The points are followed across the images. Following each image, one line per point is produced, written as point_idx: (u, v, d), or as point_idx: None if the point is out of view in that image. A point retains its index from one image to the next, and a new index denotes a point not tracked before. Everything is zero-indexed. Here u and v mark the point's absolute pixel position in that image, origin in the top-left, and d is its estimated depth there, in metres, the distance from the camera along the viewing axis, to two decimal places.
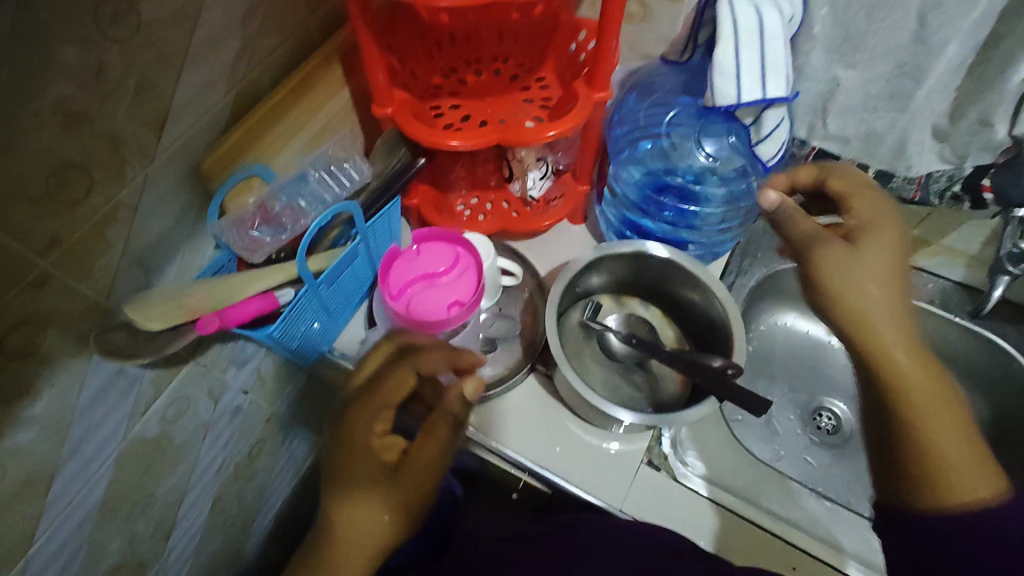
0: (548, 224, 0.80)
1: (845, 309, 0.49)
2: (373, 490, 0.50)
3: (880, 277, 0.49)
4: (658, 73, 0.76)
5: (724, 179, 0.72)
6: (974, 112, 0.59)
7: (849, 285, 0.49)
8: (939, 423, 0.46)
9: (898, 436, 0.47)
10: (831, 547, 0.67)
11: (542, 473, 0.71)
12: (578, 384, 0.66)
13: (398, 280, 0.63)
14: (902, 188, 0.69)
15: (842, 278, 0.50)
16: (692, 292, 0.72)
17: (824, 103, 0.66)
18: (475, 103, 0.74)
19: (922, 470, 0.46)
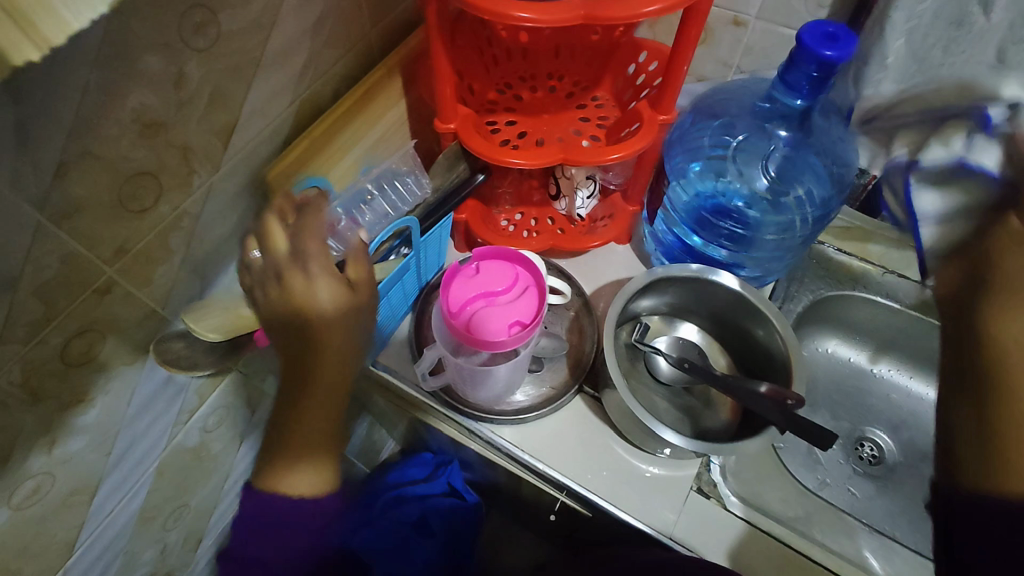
0: (596, 244, 0.81)
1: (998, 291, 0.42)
2: (346, 303, 0.49)
3: None
4: (722, 97, 0.75)
5: (783, 207, 0.71)
6: None
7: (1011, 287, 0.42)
8: None
9: (991, 437, 0.40)
10: None
11: (587, 497, 0.70)
12: (634, 406, 0.65)
13: (457, 298, 0.61)
14: None
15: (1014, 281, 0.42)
16: (748, 320, 0.72)
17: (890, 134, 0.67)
18: (531, 120, 0.74)
19: (975, 472, 0.40)
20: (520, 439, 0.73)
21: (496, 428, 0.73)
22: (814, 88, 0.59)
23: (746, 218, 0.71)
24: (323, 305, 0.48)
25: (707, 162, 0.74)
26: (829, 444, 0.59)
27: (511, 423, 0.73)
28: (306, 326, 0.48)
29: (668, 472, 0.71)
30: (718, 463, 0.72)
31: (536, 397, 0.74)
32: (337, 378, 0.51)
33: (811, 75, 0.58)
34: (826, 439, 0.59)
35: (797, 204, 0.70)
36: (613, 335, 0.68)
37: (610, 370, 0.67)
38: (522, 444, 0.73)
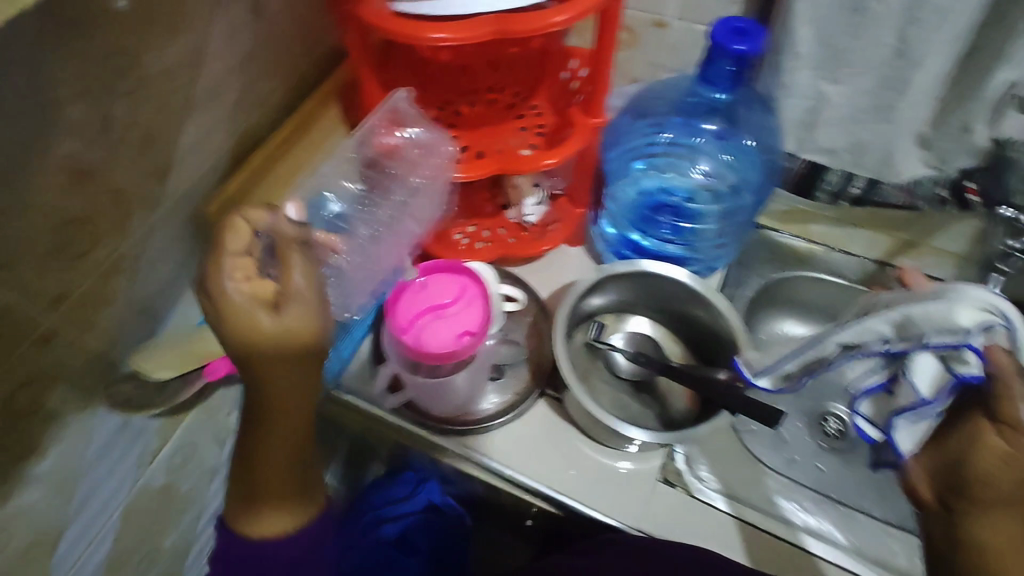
0: (547, 247, 0.82)
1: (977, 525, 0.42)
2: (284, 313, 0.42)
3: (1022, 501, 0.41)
4: (651, 97, 0.76)
5: (719, 196, 0.74)
6: (957, 118, 0.63)
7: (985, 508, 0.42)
8: None
9: None
10: (833, 547, 0.69)
11: (557, 498, 0.71)
12: (589, 403, 0.66)
13: (406, 313, 0.62)
14: (890, 195, 0.72)
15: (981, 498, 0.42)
16: (697, 309, 0.73)
17: (812, 119, 0.67)
18: (470, 133, 0.76)
19: None
20: (487, 448, 0.73)
21: (459, 439, 0.73)
22: (731, 83, 0.61)
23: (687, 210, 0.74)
24: (264, 321, 0.41)
25: (643, 160, 0.76)
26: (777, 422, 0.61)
27: (476, 434, 0.73)
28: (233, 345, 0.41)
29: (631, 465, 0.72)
30: (681, 451, 0.74)
31: (500, 405, 0.75)
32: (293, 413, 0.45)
33: (727, 70, 0.60)
34: (771, 416, 0.61)
35: (730, 192, 0.74)
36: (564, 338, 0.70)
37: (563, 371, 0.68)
38: (483, 452, 0.73)
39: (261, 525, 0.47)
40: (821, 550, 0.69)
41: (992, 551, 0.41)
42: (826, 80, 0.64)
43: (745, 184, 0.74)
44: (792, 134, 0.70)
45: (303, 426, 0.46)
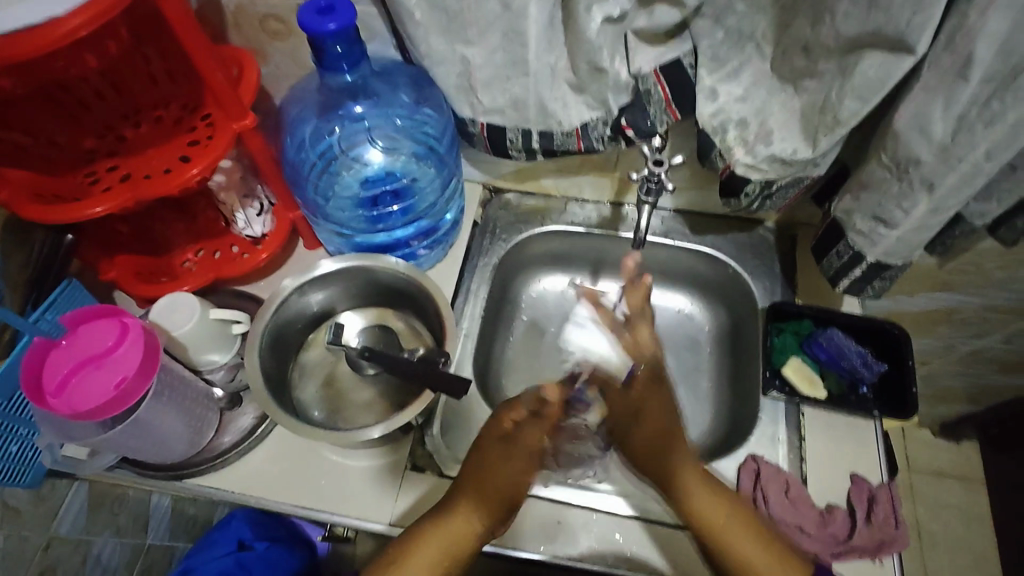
0: (264, 257, 0.78)
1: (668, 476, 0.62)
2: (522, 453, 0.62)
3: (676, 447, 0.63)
4: (307, 85, 0.73)
5: (416, 171, 0.76)
6: (585, 62, 0.62)
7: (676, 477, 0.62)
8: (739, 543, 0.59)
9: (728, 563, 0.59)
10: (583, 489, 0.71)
11: (312, 514, 0.70)
12: (281, 415, 0.63)
13: (54, 376, 0.56)
14: (567, 143, 0.72)
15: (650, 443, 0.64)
16: (412, 288, 0.74)
17: (468, 81, 0.67)
18: (134, 159, 0.68)
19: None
20: (236, 480, 0.71)
21: (197, 478, 0.71)
22: (350, 64, 0.59)
23: (391, 198, 0.76)
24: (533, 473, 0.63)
25: (332, 155, 0.75)
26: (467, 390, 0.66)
27: (223, 465, 0.71)
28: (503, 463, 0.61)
29: (371, 458, 0.72)
30: (434, 433, 0.75)
31: (243, 431, 0.73)
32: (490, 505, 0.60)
33: (340, 53, 0.58)
34: (462, 388, 0.65)
35: (416, 160, 0.76)
36: (259, 353, 0.68)
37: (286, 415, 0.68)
38: (225, 483, 0.71)
39: (423, 553, 0.58)
40: (570, 497, 0.70)
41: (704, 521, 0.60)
42: (457, 43, 0.63)
43: (429, 147, 0.75)
44: (461, 100, 0.70)
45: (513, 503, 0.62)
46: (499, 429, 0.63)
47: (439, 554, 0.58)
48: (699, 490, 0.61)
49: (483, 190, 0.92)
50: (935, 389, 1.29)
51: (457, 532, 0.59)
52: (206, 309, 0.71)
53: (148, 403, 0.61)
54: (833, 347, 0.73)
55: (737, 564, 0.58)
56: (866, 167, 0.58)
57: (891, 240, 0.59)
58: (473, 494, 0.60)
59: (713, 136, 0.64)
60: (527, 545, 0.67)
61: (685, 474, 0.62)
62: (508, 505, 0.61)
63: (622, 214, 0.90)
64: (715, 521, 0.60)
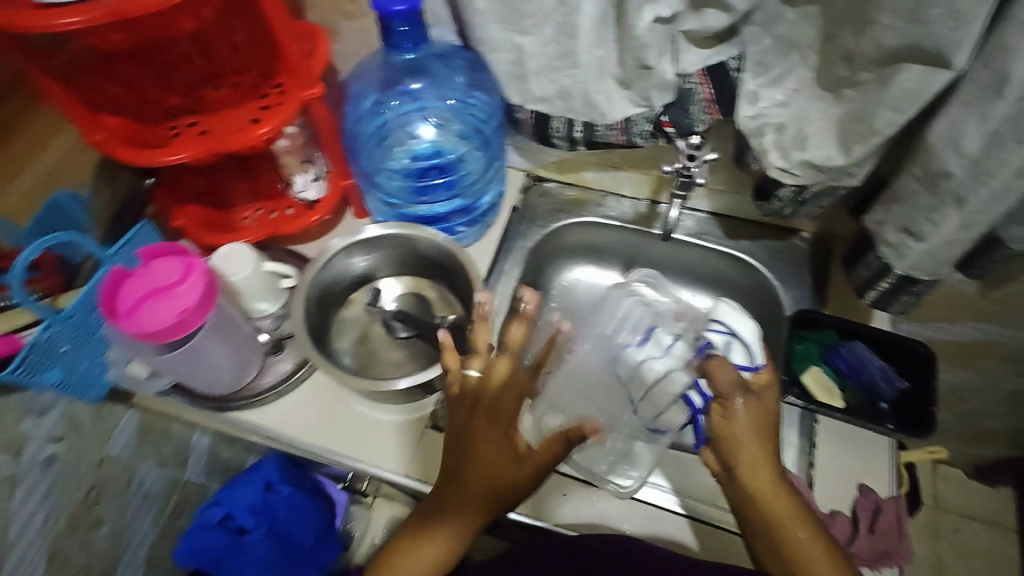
0: (316, 218, 0.83)
1: (749, 477, 0.56)
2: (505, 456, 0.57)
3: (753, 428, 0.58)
4: (369, 62, 0.79)
5: (460, 150, 0.81)
6: (632, 58, 0.65)
7: (751, 468, 0.56)
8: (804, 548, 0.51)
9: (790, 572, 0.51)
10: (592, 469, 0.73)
11: (337, 458, 0.75)
12: (320, 360, 0.69)
13: (127, 299, 0.63)
14: (609, 135, 0.76)
15: (728, 438, 0.58)
16: (448, 259, 0.78)
17: (520, 70, 0.71)
18: (213, 117, 0.75)
19: None
20: (271, 419, 0.77)
21: (239, 412, 0.78)
22: (414, 43, 0.64)
23: (438, 173, 0.82)
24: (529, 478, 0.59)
25: (386, 128, 0.81)
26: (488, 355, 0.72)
27: (261, 404, 0.78)
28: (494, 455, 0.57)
29: (397, 413, 0.77)
30: None
31: (280, 376, 0.79)
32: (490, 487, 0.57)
33: (404, 32, 0.63)
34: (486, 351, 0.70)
35: (463, 140, 0.81)
36: (304, 303, 0.74)
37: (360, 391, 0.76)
38: (264, 420, 0.77)
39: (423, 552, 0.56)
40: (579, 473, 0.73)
41: (784, 528, 0.52)
42: (514, 32, 0.67)
43: (475, 128, 0.80)
44: (511, 86, 0.74)
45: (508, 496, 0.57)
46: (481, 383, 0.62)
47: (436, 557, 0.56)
48: (750, 448, 0.56)
49: (525, 177, 0.95)
50: (971, 428, 1.24)
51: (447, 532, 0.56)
52: (259, 261, 0.77)
53: (201, 335, 0.67)
54: (854, 359, 0.74)
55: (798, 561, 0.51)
56: (900, 180, 0.59)
57: (918, 254, 0.60)
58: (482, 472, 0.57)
59: (751, 139, 0.66)
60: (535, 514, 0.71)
61: (757, 465, 0.56)
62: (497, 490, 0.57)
63: (658, 212, 0.92)
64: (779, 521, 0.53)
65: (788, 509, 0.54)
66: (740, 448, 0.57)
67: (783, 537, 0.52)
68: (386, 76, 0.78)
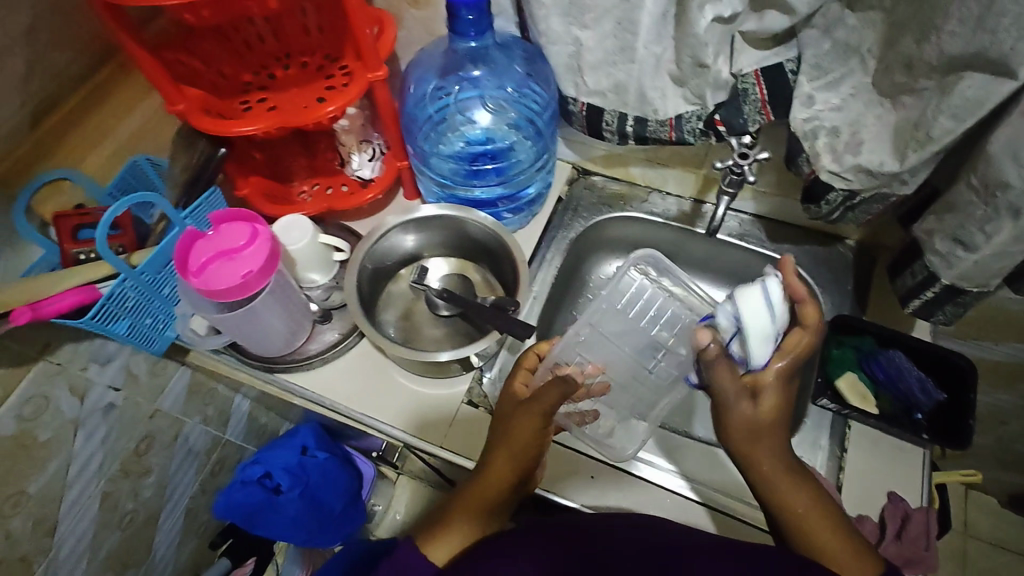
0: (371, 196, 0.87)
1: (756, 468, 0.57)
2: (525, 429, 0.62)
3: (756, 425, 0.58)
4: (432, 49, 0.82)
5: (512, 138, 0.84)
6: (689, 56, 0.67)
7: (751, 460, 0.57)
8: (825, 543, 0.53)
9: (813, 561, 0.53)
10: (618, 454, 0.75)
11: (376, 424, 0.79)
12: (369, 329, 0.73)
13: (197, 259, 0.68)
14: (659, 131, 0.77)
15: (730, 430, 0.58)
16: (495, 242, 0.81)
17: (577, 63, 0.73)
18: (281, 95, 0.79)
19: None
20: (317, 383, 0.82)
21: (287, 374, 0.82)
22: (478, 32, 0.67)
23: (488, 160, 0.85)
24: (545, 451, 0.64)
25: (443, 114, 0.84)
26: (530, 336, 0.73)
27: (308, 368, 0.82)
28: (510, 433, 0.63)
29: (434, 386, 0.80)
30: (490, 376, 0.82)
31: (327, 344, 0.83)
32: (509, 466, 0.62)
33: (471, 20, 0.66)
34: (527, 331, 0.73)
35: (514, 129, 0.84)
36: (357, 275, 0.78)
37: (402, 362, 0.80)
38: (310, 383, 0.82)
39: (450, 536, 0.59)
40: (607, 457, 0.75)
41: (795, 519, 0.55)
42: (575, 26, 0.69)
43: (528, 118, 0.84)
44: (568, 78, 0.76)
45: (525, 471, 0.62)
46: (513, 394, 0.66)
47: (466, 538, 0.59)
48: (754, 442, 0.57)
49: (571, 170, 0.97)
50: (1009, 455, 1.21)
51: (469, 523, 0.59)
52: (316, 234, 0.81)
53: (260, 298, 0.72)
54: (892, 368, 0.73)
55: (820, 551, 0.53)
56: (953, 190, 0.59)
57: (968, 264, 0.60)
58: (499, 466, 0.62)
59: (803, 141, 0.67)
60: (562, 492, 0.74)
61: (755, 454, 0.57)
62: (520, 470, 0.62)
63: (701, 211, 0.93)
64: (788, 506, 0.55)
65: (803, 500, 0.55)
66: (742, 439, 0.58)
67: (787, 518, 0.55)
68: (446, 63, 0.81)
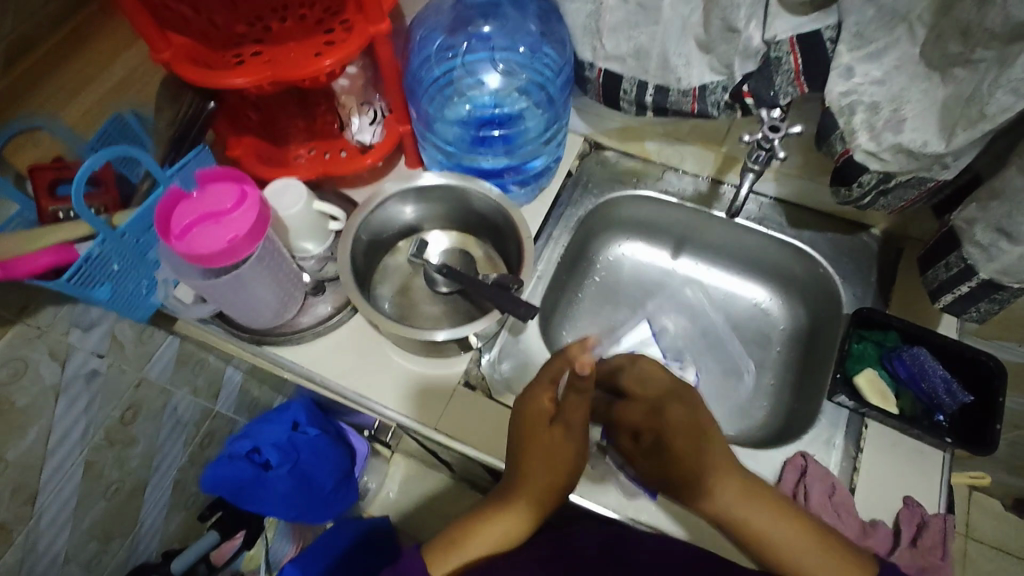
0: (370, 162, 0.81)
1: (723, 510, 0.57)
2: (547, 430, 0.60)
3: (708, 442, 0.58)
4: (439, 4, 0.77)
5: (520, 104, 0.79)
6: (719, 19, 0.61)
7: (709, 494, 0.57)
8: (794, 549, 0.54)
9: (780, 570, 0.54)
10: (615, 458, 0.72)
11: (368, 405, 0.75)
12: (363, 303, 0.69)
13: (181, 222, 0.64)
14: (681, 102, 0.71)
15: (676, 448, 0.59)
16: (498, 216, 0.76)
17: (596, 22, 0.68)
18: (276, 49, 0.73)
19: None
20: (305, 358, 0.78)
21: (276, 347, 0.78)
22: None
23: (495, 127, 0.79)
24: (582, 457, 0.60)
25: (448, 76, 0.79)
26: (532, 317, 0.69)
27: (298, 342, 0.78)
28: (530, 438, 0.60)
29: (430, 366, 0.76)
30: (488, 357, 0.79)
31: (320, 317, 0.79)
32: (541, 469, 0.60)
33: None
34: (531, 313, 0.68)
35: (524, 95, 0.79)
36: (352, 242, 0.73)
37: (397, 340, 0.76)
38: (300, 356, 0.78)
39: (473, 540, 0.58)
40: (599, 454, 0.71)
41: (758, 535, 0.55)
42: None
43: (538, 84, 0.78)
44: (585, 42, 0.71)
45: (556, 474, 0.60)
46: (540, 407, 0.61)
47: (486, 546, 0.58)
48: (711, 453, 0.57)
49: (583, 143, 0.92)
50: (1019, 460, 1.17)
51: (514, 517, 0.59)
52: (311, 200, 0.77)
53: (248, 265, 0.67)
54: (916, 366, 0.69)
55: (785, 559, 0.54)
56: (1002, 174, 0.55)
57: (1012, 257, 0.55)
58: (542, 471, 0.60)
59: (838, 117, 0.61)
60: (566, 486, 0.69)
61: (716, 482, 0.57)
62: (550, 473, 0.60)
63: (719, 192, 0.88)
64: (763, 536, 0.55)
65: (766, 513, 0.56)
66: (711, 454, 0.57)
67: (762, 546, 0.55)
68: (455, 18, 0.77)
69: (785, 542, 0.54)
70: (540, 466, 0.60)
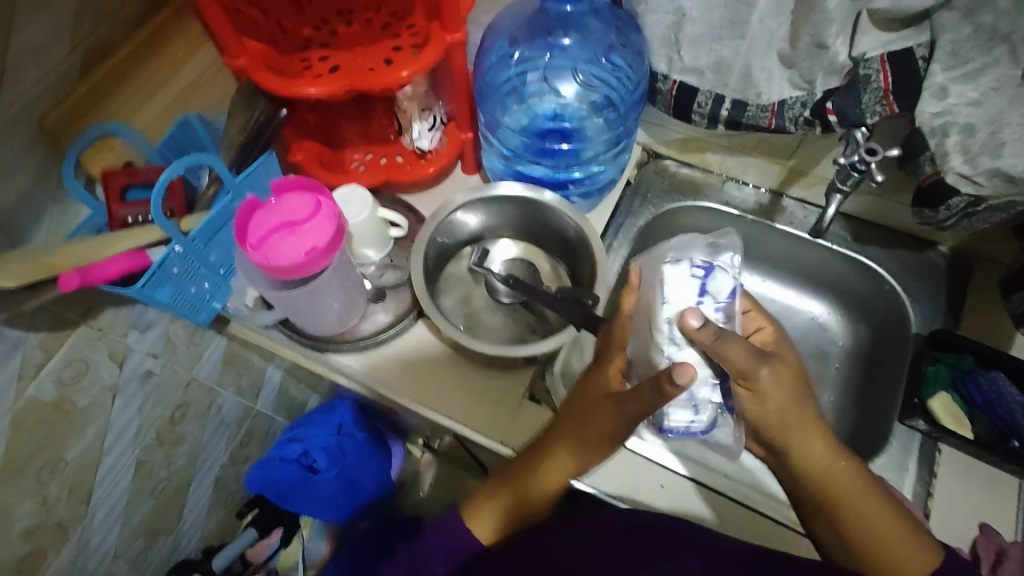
0: (431, 170, 0.82)
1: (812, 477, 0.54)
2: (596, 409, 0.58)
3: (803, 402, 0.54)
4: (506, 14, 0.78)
5: (588, 117, 0.79)
6: (807, 35, 0.60)
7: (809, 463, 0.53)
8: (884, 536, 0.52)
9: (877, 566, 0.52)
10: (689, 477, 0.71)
11: (427, 414, 0.74)
12: (433, 313, 0.69)
13: (259, 230, 0.63)
14: (758, 117, 0.70)
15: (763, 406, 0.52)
16: (568, 226, 0.75)
17: (675, 35, 0.67)
18: (344, 54, 0.72)
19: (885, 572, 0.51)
20: (366, 365, 0.77)
21: (336, 353, 0.78)
22: None
23: (563, 139, 0.79)
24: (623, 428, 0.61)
25: (517, 85, 0.79)
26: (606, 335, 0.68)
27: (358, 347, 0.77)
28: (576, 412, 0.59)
29: (495, 379, 0.76)
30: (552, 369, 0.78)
31: (381, 325, 0.78)
32: (574, 442, 0.59)
33: None
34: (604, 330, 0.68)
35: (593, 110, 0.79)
36: (424, 255, 0.73)
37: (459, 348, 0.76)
38: (360, 363, 0.77)
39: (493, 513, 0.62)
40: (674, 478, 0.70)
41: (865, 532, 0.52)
42: None
43: (609, 99, 0.78)
44: (661, 53, 0.70)
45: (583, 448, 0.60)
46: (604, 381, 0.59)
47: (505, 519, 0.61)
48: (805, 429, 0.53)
49: (642, 152, 0.91)
50: None
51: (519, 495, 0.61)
52: (375, 207, 0.76)
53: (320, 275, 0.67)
54: (994, 390, 0.68)
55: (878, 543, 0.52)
56: None
57: None
58: (569, 443, 0.60)
59: (929, 137, 0.60)
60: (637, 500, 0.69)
61: (810, 444, 0.54)
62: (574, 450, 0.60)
63: (782, 206, 0.87)
64: (852, 514, 0.53)
65: (857, 494, 0.53)
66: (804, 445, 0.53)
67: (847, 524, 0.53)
68: (525, 27, 0.77)
69: (881, 536, 0.52)
70: (570, 439, 0.60)
